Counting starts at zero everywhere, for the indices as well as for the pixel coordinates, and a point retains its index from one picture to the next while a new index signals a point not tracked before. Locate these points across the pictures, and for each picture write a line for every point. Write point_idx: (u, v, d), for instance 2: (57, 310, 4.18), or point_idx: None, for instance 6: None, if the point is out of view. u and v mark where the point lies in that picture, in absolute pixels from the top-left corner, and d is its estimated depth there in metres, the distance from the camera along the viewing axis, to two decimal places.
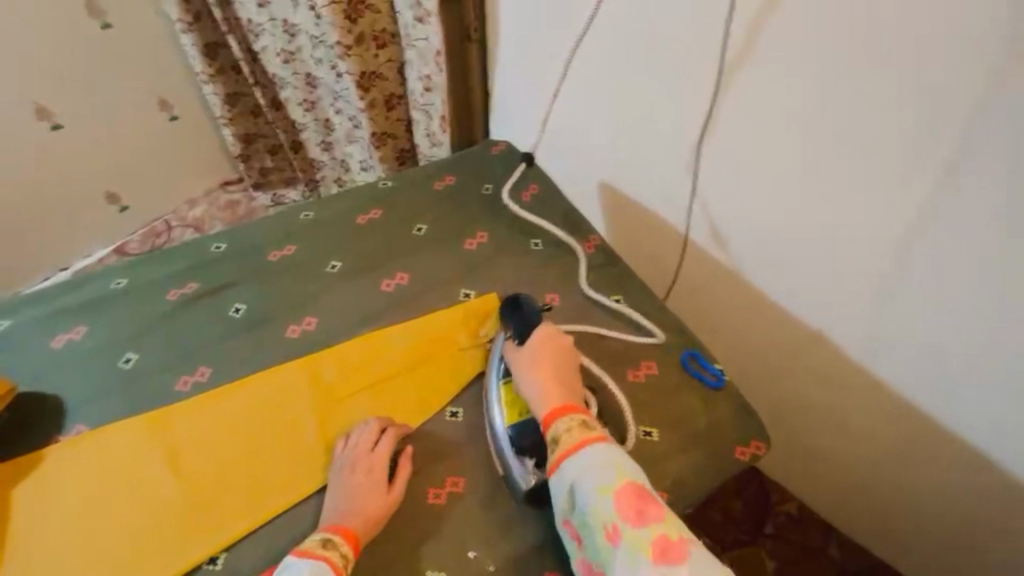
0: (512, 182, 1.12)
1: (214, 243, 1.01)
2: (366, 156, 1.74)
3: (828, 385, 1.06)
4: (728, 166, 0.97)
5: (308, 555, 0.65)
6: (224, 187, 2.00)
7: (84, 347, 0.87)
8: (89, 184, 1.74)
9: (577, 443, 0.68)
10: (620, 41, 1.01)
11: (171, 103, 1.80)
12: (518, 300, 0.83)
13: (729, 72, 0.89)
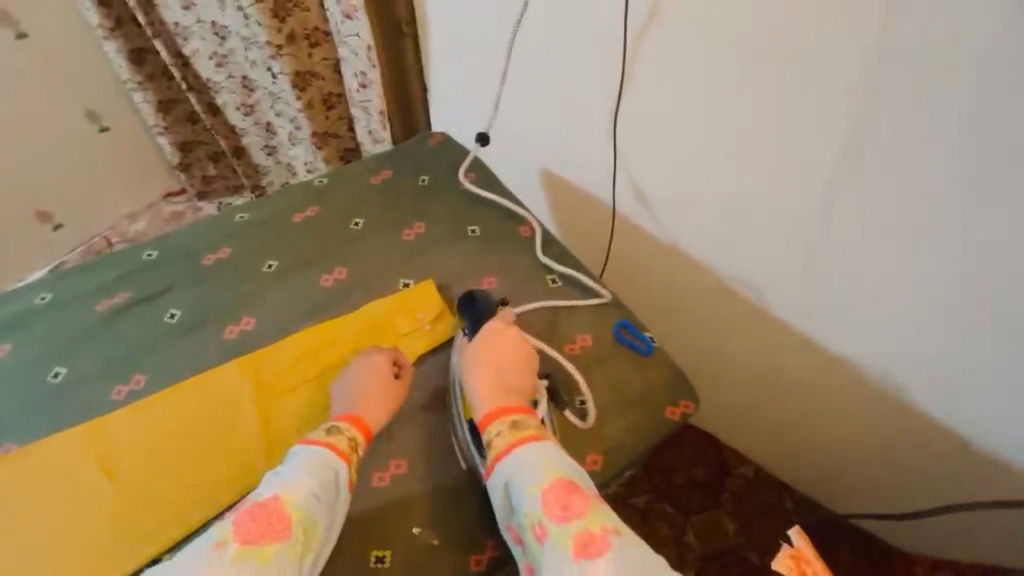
0: (449, 172, 1.14)
1: (145, 251, 0.99)
2: (310, 156, 1.73)
3: (761, 346, 1.12)
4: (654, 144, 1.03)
5: (315, 444, 0.72)
6: (166, 199, 1.94)
7: (9, 366, 0.84)
8: (16, 202, 1.67)
9: (509, 443, 0.72)
10: (547, 27, 1.05)
11: (100, 113, 1.73)
12: (472, 295, 0.88)
13: (647, 52, 0.94)
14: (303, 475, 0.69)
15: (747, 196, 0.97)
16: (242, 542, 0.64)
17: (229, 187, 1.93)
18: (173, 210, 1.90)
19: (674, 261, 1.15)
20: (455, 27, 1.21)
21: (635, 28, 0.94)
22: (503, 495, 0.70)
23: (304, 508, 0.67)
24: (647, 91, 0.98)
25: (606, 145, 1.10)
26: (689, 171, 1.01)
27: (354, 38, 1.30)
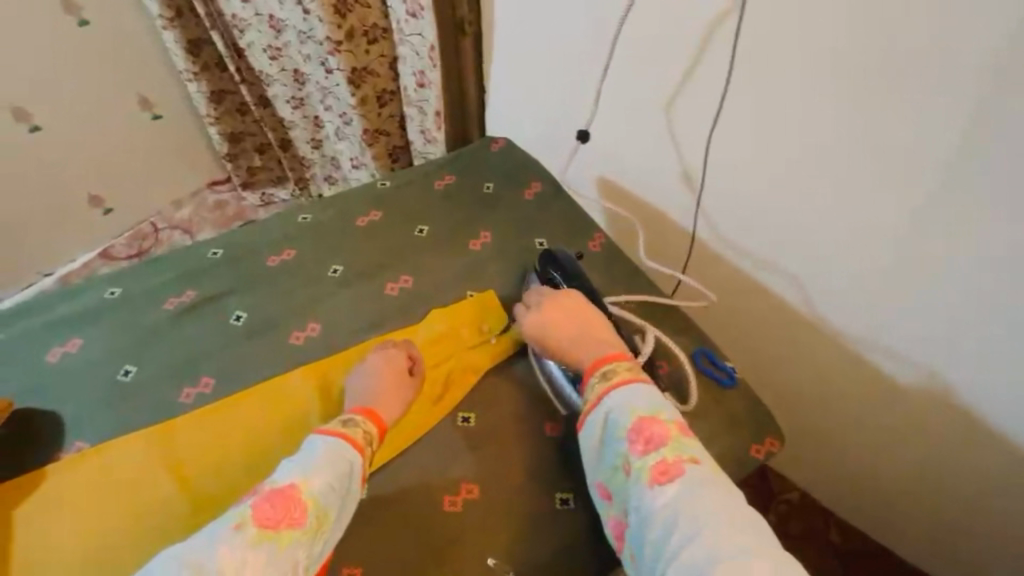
0: (514, 181, 1.11)
1: (210, 250, 0.98)
2: (358, 152, 1.71)
3: (830, 378, 1.06)
4: (724, 156, 0.98)
5: (329, 434, 0.70)
6: (211, 186, 1.96)
7: (79, 360, 0.84)
8: (72, 186, 1.69)
9: (604, 392, 0.71)
10: (613, 29, 1.01)
11: (154, 101, 1.75)
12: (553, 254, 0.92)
13: (707, 53, 0.91)
14: (319, 466, 0.65)
15: (824, 214, 0.91)
16: (260, 526, 0.60)
17: (273, 178, 1.94)
18: (217, 199, 1.92)
19: (739, 281, 1.09)
20: (517, 26, 1.18)
21: (696, 26, 0.89)
22: (591, 430, 0.71)
23: (321, 497, 0.64)
24: (705, 91, 0.94)
25: (670, 153, 1.06)
26: (759, 182, 0.96)
27: (416, 37, 1.26)
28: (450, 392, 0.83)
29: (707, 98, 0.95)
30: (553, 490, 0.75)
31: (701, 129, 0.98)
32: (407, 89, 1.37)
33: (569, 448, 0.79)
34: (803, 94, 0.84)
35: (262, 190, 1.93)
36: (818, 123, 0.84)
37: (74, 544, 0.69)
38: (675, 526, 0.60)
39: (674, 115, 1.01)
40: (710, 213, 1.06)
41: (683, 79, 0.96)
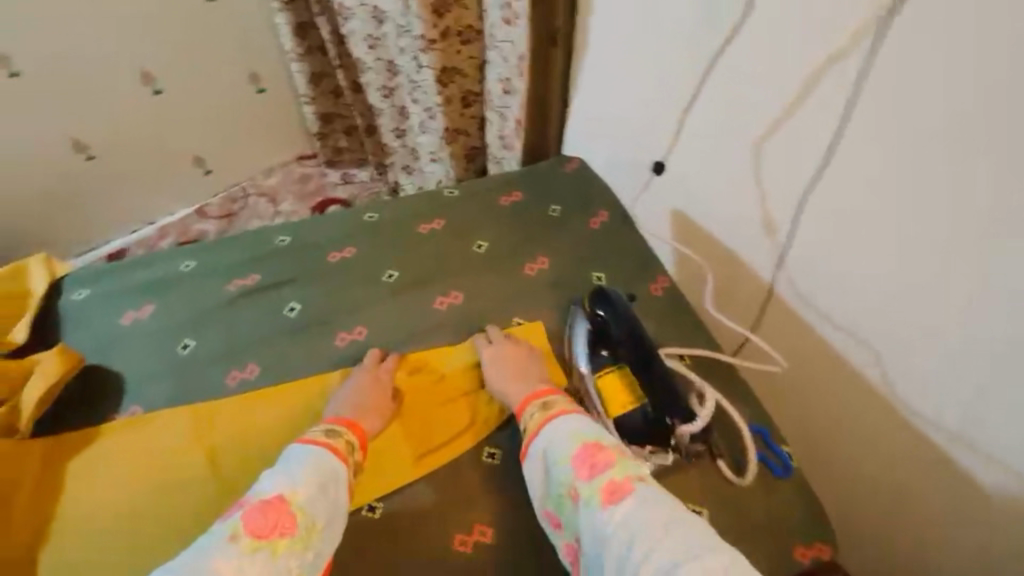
0: (582, 206, 1.07)
1: (279, 236, 1.02)
2: (436, 147, 1.72)
3: (908, 478, 0.93)
4: (824, 211, 0.89)
5: (310, 443, 0.70)
6: (300, 160, 2.05)
7: (148, 326, 0.90)
8: (179, 147, 1.81)
9: (544, 420, 0.72)
10: (716, 56, 0.95)
11: (261, 76, 1.86)
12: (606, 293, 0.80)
13: (814, 93, 0.84)
14: (304, 474, 0.66)
15: (925, 290, 0.80)
16: (252, 536, 0.59)
17: (357, 160, 2.03)
18: (303, 172, 2.00)
19: (814, 346, 0.99)
20: (613, 42, 1.13)
21: (807, 63, 0.83)
22: (535, 463, 0.70)
23: (310, 504, 0.63)
24: (806, 133, 0.87)
25: (753, 196, 0.99)
26: (854, 242, 0.87)
27: (506, 44, 1.23)
28: (439, 415, 0.82)
29: (807, 141, 0.87)
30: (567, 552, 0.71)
31: (800, 176, 0.90)
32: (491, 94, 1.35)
33: None
34: (925, 154, 0.74)
35: (345, 170, 2.02)
36: (938, 191, 0.75)
37: (106, 512, 0.73)
38: (630, 545, 0.57)
39: (769, 155, 0.94)
40: (792, 266, 0.97)
41: (783, 117, 0.89)
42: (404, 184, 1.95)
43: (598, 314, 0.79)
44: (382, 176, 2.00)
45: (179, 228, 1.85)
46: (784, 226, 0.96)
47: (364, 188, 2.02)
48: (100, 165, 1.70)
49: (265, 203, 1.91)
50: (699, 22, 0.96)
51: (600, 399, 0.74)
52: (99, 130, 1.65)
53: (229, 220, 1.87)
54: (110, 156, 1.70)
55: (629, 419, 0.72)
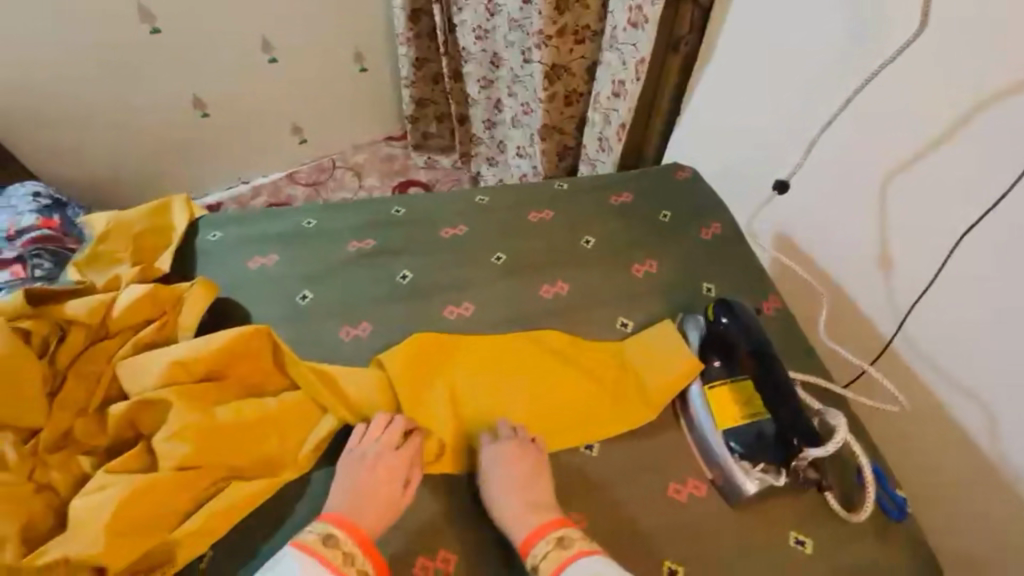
0: (692, 216, 1.05)
1: (394, 207, 1.06)
2: (528, 142, 1.75)
3: (1012, 556, 0.84)
4: (966, 254, 0.84)
5: (306, 555, 0.61)
6: (387, 141, 2.13)
7: (273, 273, 0.95)
8: (283, 115, 1.92)
9: (559, 567, 0.62)
10: (860, 84, 0.93)
11: (366, 56, 1.94)
12: (729, 304, 0.76)
13: (973, 127, 0.80)
14: None
15: None
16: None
17: (441, 147, 2.08)
18: (388, 153, 2.10)
19: (916, 394, 0.93)
20: (739, 58, 1.12)
21: (972, 93, 0.80)
22: None
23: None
24: (948, 169, 0.84)
25: (872, 229, 0.96)
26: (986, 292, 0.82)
27: (629, 47, 1.23)
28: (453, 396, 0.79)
29: (950, 177, 0.84)
30: (664, 553, 0.68)
31: (943, 216, 0.86)
32: (598, 95, 1.35)
33: (691, 517, 0.70)
34: None
35: (429, 155, 2.08)
36: None
37: (227, 432, 0.71)
38: None
39: (898, 191, 0.91)
40: (912, 309, 0.92)
41: (922, 152, 0.87)
42: (486, 174, 2.01)
43: (721, 321, 0.76)
44: (464, 165, 2.05)
45: (271, 189, 1.96)
46: (904, 263, 0.92)
47: (446, 175, 2.08)
48: (210, 123, 1.82)
49: (351, 177, 2.01)
50: (840, 44, 0.94)
51: (709, 412, 0.74)
52: (217, 90, 1.77)
53: (315, 187, 1.98)
54: (222, 116, 1.83)
55: (743, 434, 0.71)
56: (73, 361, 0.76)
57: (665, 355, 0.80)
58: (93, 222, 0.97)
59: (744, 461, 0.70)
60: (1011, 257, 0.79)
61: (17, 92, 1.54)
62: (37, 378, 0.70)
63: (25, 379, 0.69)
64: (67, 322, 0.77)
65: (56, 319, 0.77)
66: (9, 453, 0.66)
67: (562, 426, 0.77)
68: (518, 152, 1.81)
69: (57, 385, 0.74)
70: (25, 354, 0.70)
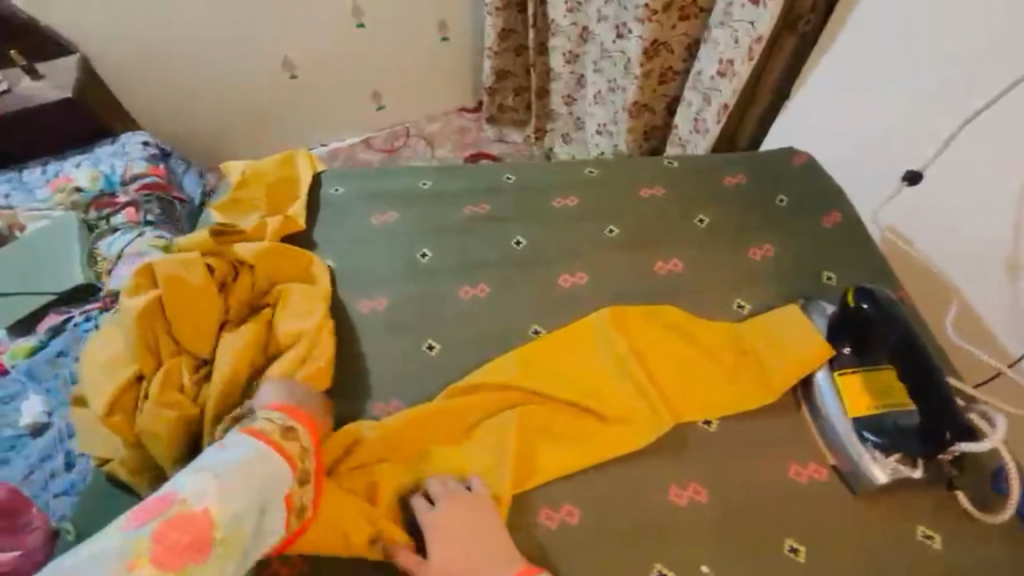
0: (813, 203, 1.02)
1: (505, 174, 1.08)
2: (611, 120, 1.67)
3: None
4: None
5: (261, 441, 0.58)
6: (460, 112, 2.11)
7: (394, 229, 0.99)
8: (365, 80, 1.93)
9: None
10: (985, 103, 0.87)
11: (449, 26, 1.92)
12: (873, 294, 0.74)
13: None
14: (234, 479, 0.53)
15: None
16: (157, 565, 0.47)
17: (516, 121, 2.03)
18: (462, 124, 2.07)
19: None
20: (868, 42, 1.02)
21: None
22: None
23: (233, 523, 0.51)
24: None
25: (1002, 235, 0.88)
26: None
27: (744, 24, 1.15)
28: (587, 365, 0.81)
29: None
30: (784, 533, 0.68)
31: None
32: (701, 73, 1.29)
33: (814, 502, 0.70)
34: None
35: (502, 130, 2.04)
36: None
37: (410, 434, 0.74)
38: None
39: None
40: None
41: None
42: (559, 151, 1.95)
43: (862, 308, 0.74)
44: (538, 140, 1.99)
45: (348, 154, 2.00)
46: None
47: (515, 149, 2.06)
48: (299, 86, 1.87)
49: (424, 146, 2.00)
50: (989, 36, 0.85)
51: (839, 398, 0.74)
52: (307, 54, 1.81)
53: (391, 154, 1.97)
54: (309, 80, 1.87)
55: (880, 424, 0.71)
56: (241, 301, 0.81)
57: (793, 342, 0.79)
58: (231, 169, 1.04)
59: (876, 450, 0.69)
60: None
61: (134, 49, 1.65)
62: (214, 314, 0.77)
63: (205, 313, 0.76)
64: (239, 262, 0.83)
65: (231, 259, 0.83)
66: (186, 377, 0.73)
67: (692, 400, 0.78)
68: (599, 130, 1.73)
69: (228, 319, 0.80)
70: (209, 288, 0.77)
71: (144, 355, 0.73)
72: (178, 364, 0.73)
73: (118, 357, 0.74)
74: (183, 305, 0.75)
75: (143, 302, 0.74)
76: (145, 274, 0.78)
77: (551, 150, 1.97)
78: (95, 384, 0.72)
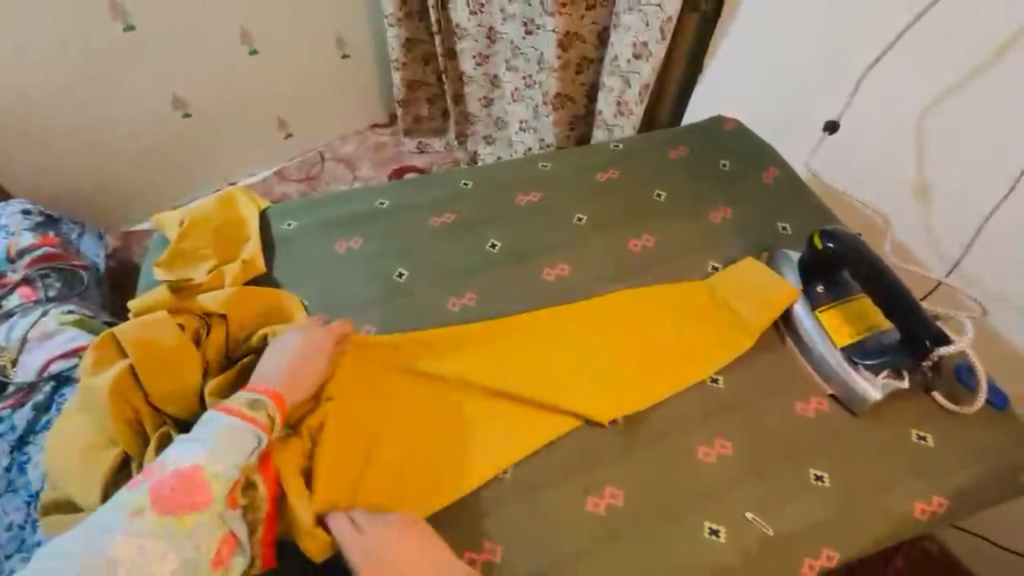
0: (750, 163, 1.10)
1: (461, 179, 1.06)
2: (533, 115, 1.64)
3: None
4: (987, 180, 0.94)
5: (234, 411, 0.63)
6: (374, 128, 1.98)
7: (363, 255, 0.94)
8: (268, 108, 1.79)
9: None
10: (879, 53, 1.00)
11: (347, 41, 1.81)
12: (833, 234, 0.82)
13: (995, 69, 0.88)
14: (219, 444, 0.60)
15: None
16: (153, 513, 0.55)
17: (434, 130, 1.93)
18: (378, 140, 1.94)
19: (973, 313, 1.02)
20: (773, 7, 1.11)
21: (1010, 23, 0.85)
22: None
23: (222, 479, 0.58)
24: (986, 104, 0.91)
25: (911, 162, 1.02)
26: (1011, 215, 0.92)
27: (652, 7, 1.19)
28: (595, 356, 0.82)
29: (986, 110, 0.91)
30: (808, 465, 0.74)
31: (980, 150, 0.93)
32: (616, 58, 1.30)
33: (824, 429, 0.76)
34: None
35: (421, 139, 1.93)
36: None
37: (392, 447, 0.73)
38: None
39: (936, 125, 0.97)
40: (967, 249, 0.99)
41: (958, 87, 0.93)
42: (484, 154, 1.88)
43: (828, 248, 0.81)
44: (461, 145, 1.90)
45: (260, 187, 1.80)
46: (943, 190, 0.99)
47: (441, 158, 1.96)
48: (194, 124, 1.70)
49: (344, 168, 1.86)
50: None
51: (825, 333, 0.81)
52: (196, 88, 1.65)
53: (308, 181, 1.82)
54: (204, 116, 1.71)
55: (864, 348, 0.78)
56: (220, 354, 0.77)
57: (763, 290, 0.85)
58: (165, 222, 0.95)
59: (868, 371, 0.77)
60: None
61: None
62: (194, 374, 0.72)
63: (185, 374, 0.71)
64: (208, 314, 0.79)
65: (198, 313, 0.79)
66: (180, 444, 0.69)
67: (693, 363, 0.82)
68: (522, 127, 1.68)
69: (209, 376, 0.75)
70: (185, 347, 0.72)
71: (126, 434, 0.68)
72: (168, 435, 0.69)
73: (100, 441, 0.68)
74: (160, 371, 0.70)
75: (112, 376, 0.69)
76: (109, 346, 0.73)
77: (476, 154, 1.88)
78: (79, 475, 0.67)
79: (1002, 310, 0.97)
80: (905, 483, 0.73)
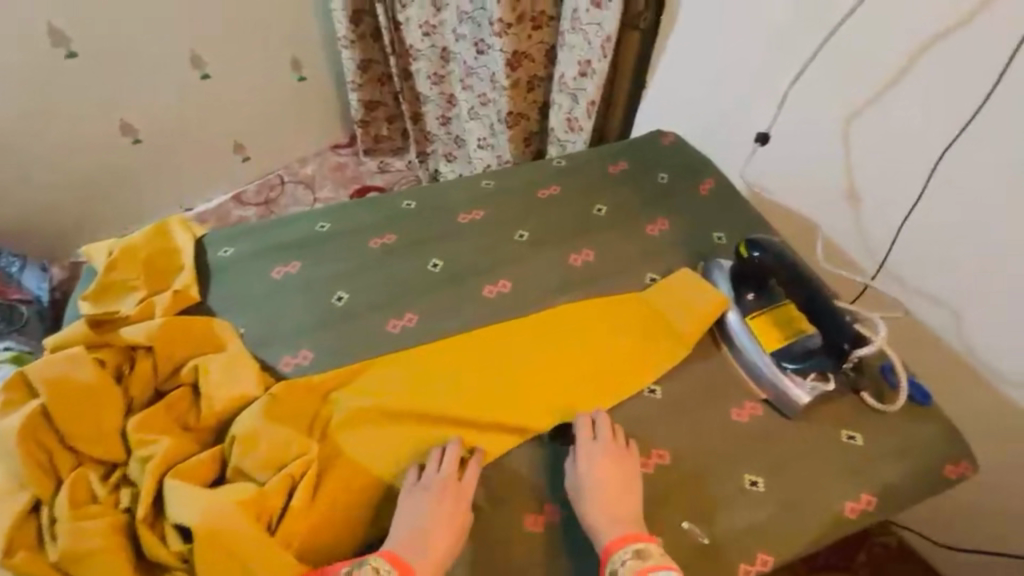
0: (690, 175, 1.13)
1: (405, 200, 1.05)
2: (489, 131, 1.65)
3: (988, 424, 1.01)
4: (906, 185, 0.98)
5: None
6: (335, 149, 1.97)
7: (300, 280, 0.92)
8: (221, 133, 1.76)
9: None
10: (799, 69, 1.05)
11: (303, 64, 1.80)
12: (757, 243, 0.84)
13: (904, 83, 0.94)
14: None
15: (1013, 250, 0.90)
16: None
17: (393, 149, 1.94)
18: (337, 161, 1.93)
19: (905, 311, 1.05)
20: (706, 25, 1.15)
21: (917, 36, 0.90)
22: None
23: None
24: (899, 114, 0.96)
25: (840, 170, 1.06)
26: (932, 216, 0.97)
27: (593, 27, 1.22)
28: (535, 372, 0.82)
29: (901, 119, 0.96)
30: (742, 470, 0.75)
31: (897, 157, 0.98)
32: (562, 76, 1.33)
33: (758, 434, 0.78)
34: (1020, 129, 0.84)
35: (381, 159, 1.93)
36: None
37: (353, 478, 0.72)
38: None
39: (858, 134, 1.02)
40: (894, 253, 1.03)
41: (875, 98, 0.98)
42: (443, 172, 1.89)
43: (754, 256, 0.83)
44: (420, 163, 1.90)
45: (213, 214, 1.79)
46: (871, 196, 1.03)
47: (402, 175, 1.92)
48: (144, 151, 1.66)
49: (303, 191, 1.85)
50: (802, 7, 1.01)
51: (755, 338, 0.82)
52: (145, 114, 1.62)
53: (268, 205, 1.81)
54: (154, 142, 1.67)
55: (791, 352, 0.80)
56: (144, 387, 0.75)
57: (693, 300, 0.87)
58: (93, 252, 0.92)
59: (795, 375, 0.79)
60: (964, 182, 0.92)
61: None
62: (113, 411, 0.70)
63: (102, 411, 0.69)
64: (132, 348, 0.76)
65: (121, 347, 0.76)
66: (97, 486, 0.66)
67: (628, 374, 0.82)
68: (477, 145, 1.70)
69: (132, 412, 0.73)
70: (103, 383, 0.70)
71: (37, 477, 0.65)
72: (83, 476, 0.67)
73: (7, 486, 0.65)
74: (75, 410, 0.68)
75: (22, 417, 0.66)
76: (19, 387, 0.70)
77: (438, 171, 1.88)
78: None
79: (930, 308, 1.01)
80: (836, 483, 0.74)
